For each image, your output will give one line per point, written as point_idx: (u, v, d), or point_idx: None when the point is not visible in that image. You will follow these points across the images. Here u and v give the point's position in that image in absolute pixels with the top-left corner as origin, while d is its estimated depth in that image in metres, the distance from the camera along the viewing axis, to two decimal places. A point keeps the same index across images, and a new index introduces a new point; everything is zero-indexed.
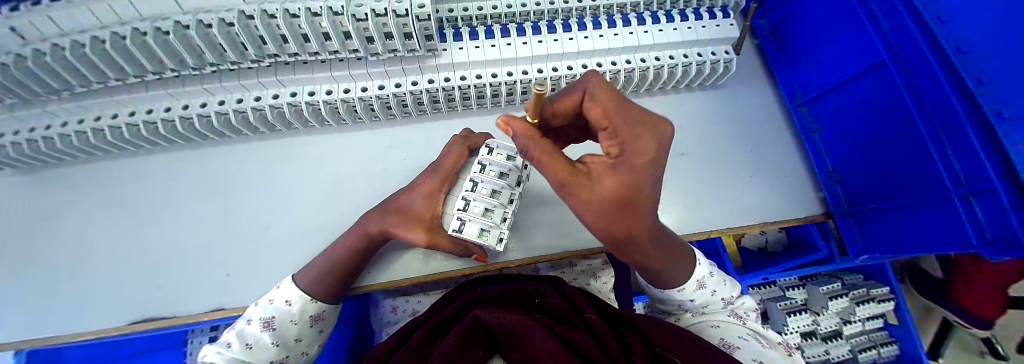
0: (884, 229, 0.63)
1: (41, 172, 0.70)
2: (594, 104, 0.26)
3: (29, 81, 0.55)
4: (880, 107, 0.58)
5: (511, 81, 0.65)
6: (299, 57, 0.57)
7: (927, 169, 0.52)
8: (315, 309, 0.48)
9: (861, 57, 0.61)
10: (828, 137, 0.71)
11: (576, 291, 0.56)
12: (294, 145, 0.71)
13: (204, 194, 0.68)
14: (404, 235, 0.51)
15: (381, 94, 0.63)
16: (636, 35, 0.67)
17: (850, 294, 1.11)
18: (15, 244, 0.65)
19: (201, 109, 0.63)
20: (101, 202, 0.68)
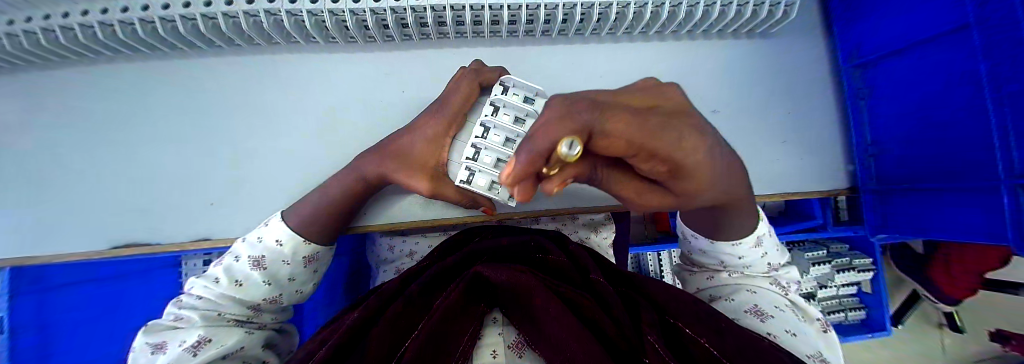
0: (908, 210, 0.60)
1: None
2: (609, 140, 0.15)
3: None
4: (954, 77, 0.50)
5: (533, 4, 0.54)
6: None
7: (986, 152, 0.47)
8: (310, 250, 0.45)
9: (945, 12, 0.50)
10: (878, 107, 0.63)
11: (580, 249, 0.55)
12: (278, 65, 0.62)
13: (180, 117, 0.60)
14: (406, 180, 0.46)
15: (377, 8, 0.52)
16: None
17: (833, 262, 1.15)
18: None
19: (162, 11, 0.52)
20: (60, 115, 0.60)
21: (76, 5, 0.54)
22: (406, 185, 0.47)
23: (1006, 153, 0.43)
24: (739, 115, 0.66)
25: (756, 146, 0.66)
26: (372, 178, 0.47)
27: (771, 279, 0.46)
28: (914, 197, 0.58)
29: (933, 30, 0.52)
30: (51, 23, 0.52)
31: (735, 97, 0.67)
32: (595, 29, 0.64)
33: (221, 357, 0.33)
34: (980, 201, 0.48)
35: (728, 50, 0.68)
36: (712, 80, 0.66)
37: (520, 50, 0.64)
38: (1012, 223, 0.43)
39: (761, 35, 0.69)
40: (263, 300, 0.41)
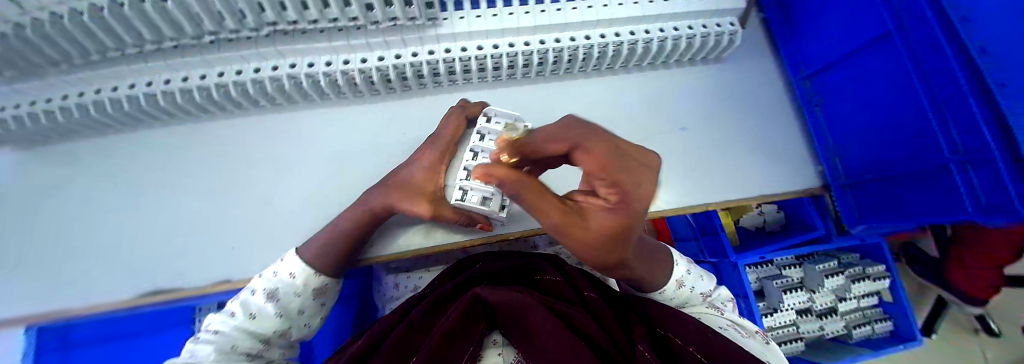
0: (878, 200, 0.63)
1: (37, 148, 0.68)
2: (590, 156, 0.24)
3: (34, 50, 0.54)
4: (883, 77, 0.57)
5: (514, 53, 0.63)
6: (298, 25, 0.57)
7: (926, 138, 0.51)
8: (320, 282, 0.48)
9: (864, 27, 0.58)
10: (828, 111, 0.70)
11: (576, 270, 0.57)
12: (293, 119, 0.70)
13: (206, 169, 0.67)
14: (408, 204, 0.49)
15: (382, 65, 0.61)
16: (644, 6, 0.66)
17: (845, 272, 1.12)
18: (19, 219, 0.64)
19: (200, 81, 0.61)
20: (100, 177, 0.67)
21: (127, 80, 0.63)
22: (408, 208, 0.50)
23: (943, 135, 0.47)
24: (711, 130, 0.72)
25: (733, 157, 0.70)
26: (376, 207, 0.50)
27: (708, 305, 0.52)
28: (881, 188, 0.61)
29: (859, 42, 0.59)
30: (106, 96, 0.61)
31: (705, 115, 0.73)
32: (570, 69, 0.71)
33: None
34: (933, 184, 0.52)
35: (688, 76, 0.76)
36: (679, 103, 0.74)
37: (505, 91, 0.72)
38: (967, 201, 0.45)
39: (717, 61, 0.78)
40: (274, 332, 0.43)
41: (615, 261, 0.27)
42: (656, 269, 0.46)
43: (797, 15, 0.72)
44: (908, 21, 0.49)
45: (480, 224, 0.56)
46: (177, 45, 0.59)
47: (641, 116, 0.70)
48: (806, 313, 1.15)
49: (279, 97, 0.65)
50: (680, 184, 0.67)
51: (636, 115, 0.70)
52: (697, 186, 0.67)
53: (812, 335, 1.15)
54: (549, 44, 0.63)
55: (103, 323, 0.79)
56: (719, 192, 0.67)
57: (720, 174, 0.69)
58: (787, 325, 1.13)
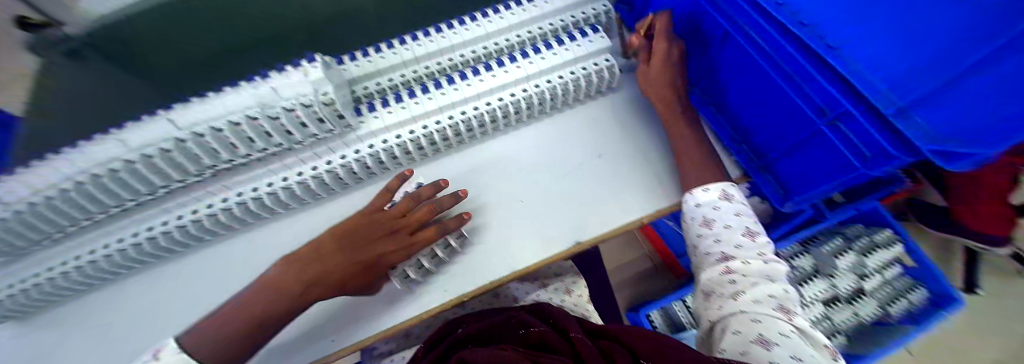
0: (791, 175, 0.59)
1: (18, 322, 0.71)
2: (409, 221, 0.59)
3: (25, 231, 0.62)
4: (738, 65, 0.59)
5: (440, 128, 0.66)
6: (250, 156, 0.66)
7: (794, 106, 0.51)
8: None
9: (710, 30, 0.63)
10: (720, 105, 0.70)
11: (561, 312, 0.63)
12: (243, 240, 0.72)
13: (173, 301, 0.68)
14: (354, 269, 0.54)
15: (329, 167, 0.67)
16: (536, 63, 0.68)
17: (855, 247, 1.09)
18: None
19: (163, 226, 0.67)
20: (81, 332, 0.69)
21: (100, 241, 0.69)
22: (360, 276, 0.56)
23: (803, 95, 0.48)
24: (647, 143, 0.70)
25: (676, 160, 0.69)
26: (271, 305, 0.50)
27: (778, 306, 0.45)
28: (787, 164, 0.59)
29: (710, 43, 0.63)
30: (87, 259, 0.66)
31: (640, 131, 0.72)
32: (498, 128, 0.75)
33: None
34: (821, 143, 0.50)
35: (602, 106, 0.75)
36: (607, 130, 0.72)
37: (439, 165, 0.75)
38: (850, 153, 0.45)
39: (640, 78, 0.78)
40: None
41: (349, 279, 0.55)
42: None
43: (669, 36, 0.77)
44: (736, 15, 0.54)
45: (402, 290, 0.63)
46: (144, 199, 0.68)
47: (562, 153, 0.71)
48: (834, 303, 1.07)
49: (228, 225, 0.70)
50: (626, 202, 0.65)
51: (567, 149, 0.72)
52: (644, 197, 0.65)
53: (848, 324, 1.06)
54: (467, 113, 0.67)
55: None
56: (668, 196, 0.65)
57: (662, 186, 0.66)
58: (818, 322, 1.04)
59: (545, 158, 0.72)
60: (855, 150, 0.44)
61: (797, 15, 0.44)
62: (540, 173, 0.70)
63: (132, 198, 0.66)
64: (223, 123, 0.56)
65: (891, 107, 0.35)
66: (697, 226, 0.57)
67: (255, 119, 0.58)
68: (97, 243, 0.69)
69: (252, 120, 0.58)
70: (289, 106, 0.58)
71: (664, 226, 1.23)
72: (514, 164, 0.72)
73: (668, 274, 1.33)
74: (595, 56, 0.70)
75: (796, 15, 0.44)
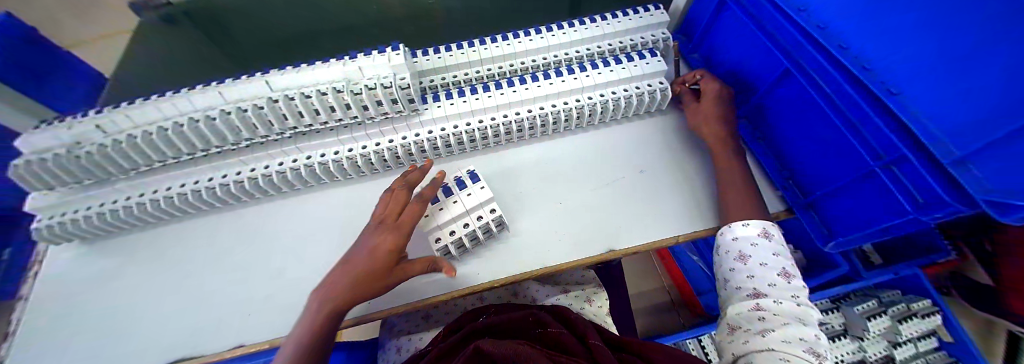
0: (838, 215, 0.60)
1: (83, 244, 0.77)
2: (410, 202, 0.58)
3: (118, 160, 0.68)
4: (796, 102, 0.62)
5: (494, 124, 0.71)
6: (326, 124, 0.71)
7: (849, 147, 0.54)
8: None
9: (770, 68, 0.66)
10: (770, 140, 0.72)
11: (579, 318, 0.61)
12: (294, 203, 0.76)
13: (224, 246, 0.72)
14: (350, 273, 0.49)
15: (390, 145, 0.71)
16: (592, 77, 0.73)
17: (889, 311, 1.03)
18: (57, 309, 0.69)
19: (223, 178, 0.71)
20: (133, 262, 0.73)
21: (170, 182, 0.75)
22: (364, 281, 0.50)
23: (860, 138, 0.51)
24: (694, 168, 0.72)
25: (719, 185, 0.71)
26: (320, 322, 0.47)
27: (807, 350, 0.42)
28: (835, 202, 0.61)
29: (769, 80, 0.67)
30: (160, 194, 0.70)
31: (686, 154, 0.75)
32: (547, 132, 0.79)
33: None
34: (872, 186, 0.52)
35: (649, 125, 0.79)
36: (651, 149, 0.76)
37: (486, 158, 0.80)
38: (902, 198, 0.46)
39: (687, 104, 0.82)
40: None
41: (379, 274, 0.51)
42: None
43: (724, 68, 0.81)
44: (801, 56, 0.58)
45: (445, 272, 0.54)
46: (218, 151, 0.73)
47: (609, 165, 0.75)
48: None
49: (283, 186, 0.74)
50: (666, 218, 0.67)
51: (612, 161, 0.75)
52: (685, 216, 0.67)
53: None
54: (522, 113, 0.72)
55: None
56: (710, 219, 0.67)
57: (705, 208, 0.68)
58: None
59: (589, 166, 0.75)
60: (906, 195, 0.46)
61: (862, 62, 0.47)
62: (580, 181, 0.73)
63: (206, 149, 0.71)
64: (314, 92, 0.63)
65: (950, 157, 0.38)
66: (731, 260, 0.57)
67: (341, 93, 0.64)
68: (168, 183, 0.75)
69: (337, 93, 0.64)
70: (372, 86, 0.64)
71: (686, 258, 1.28)
72: (560, 167, 0.76)
73: (685, 310, 1.29)
74: (649, 78, 0.75)
75: (862, 62, 0.47)
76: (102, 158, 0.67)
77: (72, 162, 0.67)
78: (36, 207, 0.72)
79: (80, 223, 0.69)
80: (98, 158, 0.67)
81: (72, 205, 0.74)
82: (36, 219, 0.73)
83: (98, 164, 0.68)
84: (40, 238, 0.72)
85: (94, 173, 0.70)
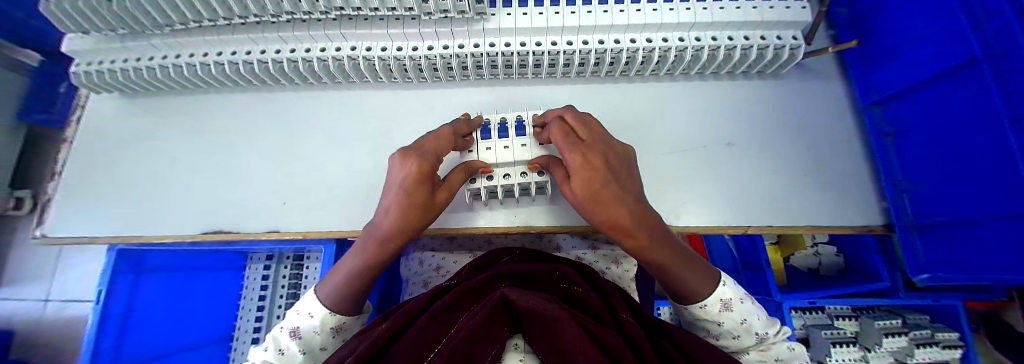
0: (964, 251, 0.49)
1: (125, 98, 0.75)
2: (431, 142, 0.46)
3: (139, 14, 0.59)
4: (975, 106, 0.45)
5: (570, 51, 0.60)
6: (378, 13, 0.58)
7: (1017, 180, 0.40)
8: (336, 321, 0.44)
9: (954, 50, 0.48)
10: (903, 141, 0.57)
11: (610, 286, 0.51)
12: (334, 98, 0.70)
13: (259, 131, 0.69)
14: (391, 209, 0.43)
15: (445, 54, 0.61)
16: (709, 11, 0.59)
17: (910, 333, 0.95)
18: (103, 158, 0.70)
19: (262, 55, 0.64)
20: (170, 126, 0.71)
21: (201, 49, 0.68)
22: (421, 214, 0.44)
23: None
24: (787, 153, 0.62)
25: (813, 177, 0.60)
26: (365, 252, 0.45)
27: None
28: (968, 235, 0.49)
29: (946, 66, 0.49)
30: (198, 60, 0.64)
31: (780, 133, 0.64)
32: (625, 73, 0.68)
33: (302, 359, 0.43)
34: None
35: (744, 88, 0.67)
36: (743, 119, 0.64)
37: (546, 89, 0.70)
38: None
39: (803, 73, 0.68)
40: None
41: (402, 211, 0.43)
42: (684, 276, 0.41)
43: (874, 35, 0.63)
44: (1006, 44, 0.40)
45: (483, 168, 0.52)
46: (256, 21, 0.62)
47: (688, 127, 0.64)
48: None
49: (326, 77, 0.67)
50: (739, 199, 0.59)
51: (691, 122, 0.64)
52: (762, 201, 0.59)
53: None
54: (606, 44, 0.59)
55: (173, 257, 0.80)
56: (791, 211, 0.58)
57: (788, 197, 0.59)
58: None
59: (667, 125, 0.64)
60: None
61: None
62: (654, 138, 0.63)
63: (239, 18, 0.61)
64: None
65: None
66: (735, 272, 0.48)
67: None
68: (199, 50, 0.67)
69: None
70: None
71: (713, 241, 1.23)
72: (632, 118, 0.65)
73: None
74: (778, 29, 0.61)
75: None
76: (123, 8, 0.58)
77: (89, 5, 0.58)
78: (75, 50, 0.68)
79: (120, 75, 0.66)
80: (118, 7, 0.57)
81: (107, 54, 0.69)
82: (76, 62, 0.70)
83: (119, 14, 0.59)
84: (83, 83, 0.70)
85: (119, 23, 0.63)
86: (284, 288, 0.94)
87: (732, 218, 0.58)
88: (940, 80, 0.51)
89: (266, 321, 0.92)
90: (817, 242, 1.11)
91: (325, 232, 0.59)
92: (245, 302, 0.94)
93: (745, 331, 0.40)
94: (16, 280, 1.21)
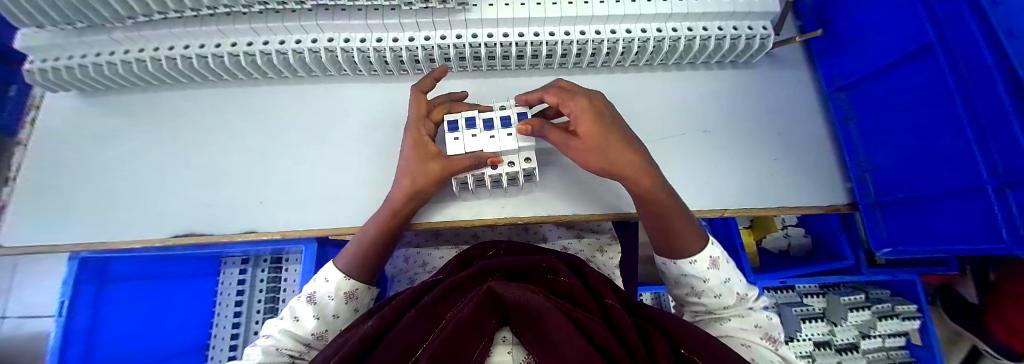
0: (914, 223, 0.54)
1: (85, 96, 0.70)
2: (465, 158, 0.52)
3: (94, 5, 0.55)
4: (927, 92, 0.49)
5: (552, 42, 0.60)
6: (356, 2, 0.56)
7: (966, 157, 0.44)
8: (350, 286, 0.49)
9: (908, 40, 0.52)
10: (864, 125, 0.62)
11: (596, 273, 0.51)
12: (313, 92, 0.68)
13: (233, 128, 0.66)
14: (400, 172, 0.54)
15: (427, 45, 0.60)
16: (687, 2, 0.61)
17: (873, 307, 1.00)
18: (62, 161, 0.65)
19: (233, 48, 0.61)
20: (136, 124, 0.67)
21: (167, 43, 0.64)
22: (417, 175, 0.51)
23: (984, 151, 0.40)
24: (761, 139, 0.65)
25: (784, 162, 0.64)
26: (386, 214, 0.53)
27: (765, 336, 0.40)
28: (918, 210, 0.53)
29: (900, 56, 0.53)
30: (164, 54, 0.61)
31: (751, 119, 0.67)
32: (607, 63, 0.69)
33: (320, 329, 0.45)
34: (976, 208, 0.44)
35: (719, 78, 0.69)
36: (720, 108, 0.67)
37: (531, 80, 0.70)
38: (1004, 224, 0.39)
39: (775, 63, 0.72)
40: (312, 334, 0.44)
41: (414, 167, 0.52)
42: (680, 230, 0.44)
43: (836, 25, 0.67)
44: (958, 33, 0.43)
45: (491, 158, 0.53)
46: (225, 12, 0.59)
47: (669, 117, 0.66)
48: (823, 347, 1.06)
49: (303, 71, 0.65)
50: (716, 185, 0.62)
51: (670, 112, 0.66)
52: (738, 186, 0.62)
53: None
54: (588, 35, 0.60)
55: (145, 260, 0.78)
56: (765, 195, 0.61)
57: (763, 181, 0.62)
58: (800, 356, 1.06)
59: (647, 114, 0.66)
60: (1007, 226, 0.39)
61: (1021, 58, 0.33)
62: (635, 127, 0.65)
63: (206, 9, 0.58)
64: None
65: None
66: None
67: None
68: (165, 44, 0.64)
69: None
70: None
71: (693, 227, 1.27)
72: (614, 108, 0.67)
73: None
74: (752, 20, 0.63)
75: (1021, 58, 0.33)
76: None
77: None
78: (24, 45, 0.63)
79: (76, 71, 0.61)
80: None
81: (62, 49, 0.64)
82: (28, 59, 0.65)
83: (72, 5, 0.55)
84: (35, 81, 0.65)
85: (74, 16, 0.58)
86: (261, 293, 0.90)
87: (710, 202, 0.60)
88: (895, 69, 0.55)
89: (244, 327, 0.88)
90: (786, 224, 1.17)
91: (307, 231, 0.58)
92: (221, 309, 0.90)
93: (728, 289, 0.43)
94: None
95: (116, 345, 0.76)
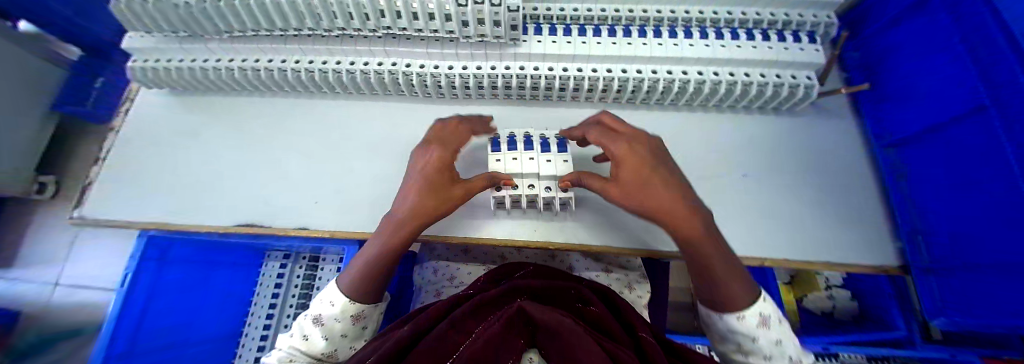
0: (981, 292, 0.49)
1: (177, 96, 0.80)
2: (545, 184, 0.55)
3: (205, 21, 0.65)
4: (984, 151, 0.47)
5: (595, 77, 0.64)
6: (422, 34, 0.62)
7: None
8: (355, 309, 0.45)
9: (961, 99, 0.51)
10: (917, 184, 0.59)
11: (632, 309, 0.49)
12: (369, 107, 0.74)
13: (296, 132, 0.72)
14: (411, 193, 0.49)
15: (478, 73, 0.65)
16: (727, 49, 0.63)
17: None
18: (147, 149, 0.74)
19: (309, 65, 0.69)
20: (213, 123, 0.75)
21: (253, 56, 0.73)
22: (436, 200, 0.49)
23: None
24: (804, 185, 0.64)
25: (830, 211, 0.62)
26: (388, 241, 0.47)
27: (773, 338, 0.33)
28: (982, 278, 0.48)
29: (953, 113, 0.52)
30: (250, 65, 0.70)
31: (793, 164, 0.66)
32: (645, 101, 0.71)
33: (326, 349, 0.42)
34: None
35: (759, 122, 0.70)
36: (760, 151, 0.67)
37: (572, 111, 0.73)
38: None
39: (819, 111, 0.71)
40: (321, 354, 0.42)
41: (437, 193, 0.49)
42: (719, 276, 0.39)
43: (886, 80, 0.66)
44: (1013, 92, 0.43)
45: (504, 180, 0.53)
46: (307, 34, 0.68)
47: (707, 156, 0.66)
48: None
49: (364, 88, 0.71)
50: (757, 230, 0.60)
51: (707, 151, 0.67)
52: (781, 231, 0.60)
53: None
54: (629, 73, 0.63)
55: (199, 245, 0.83)
56: (810, 242, 0.59)
57: (807, 228, 0.60)
58: None
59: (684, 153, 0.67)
60: None
61: None
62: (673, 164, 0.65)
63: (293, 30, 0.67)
64: None
65: None
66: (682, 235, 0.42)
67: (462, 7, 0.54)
68: (251, 57, 0.73)
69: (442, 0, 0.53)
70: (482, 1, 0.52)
71: None
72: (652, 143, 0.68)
73: None
74: (795, 68, 0.64)
75: None
76: (193, 16, 0.64)
77: (161, 10, 0.64)
78: (140, 49, 0.74)
79: (176, 73, 0.71)
80: (188, 15, 0.63)
81: (168, 55, 0.75)
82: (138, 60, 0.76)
83: (187, 20, 0.65)
84: (142, 79, 0.75)
85: (185, 28, 0.69)
86: (297, 288, 0.94)
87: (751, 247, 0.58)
88: (949, 127, 0.54)
89: (277, 319, 0.91)
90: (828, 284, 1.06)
91: (349, 233, 0.61)
92: (258, 299, 0.94)
93: None
94: (34, 262, 1.23)
95: (168, 317, 0.82)
